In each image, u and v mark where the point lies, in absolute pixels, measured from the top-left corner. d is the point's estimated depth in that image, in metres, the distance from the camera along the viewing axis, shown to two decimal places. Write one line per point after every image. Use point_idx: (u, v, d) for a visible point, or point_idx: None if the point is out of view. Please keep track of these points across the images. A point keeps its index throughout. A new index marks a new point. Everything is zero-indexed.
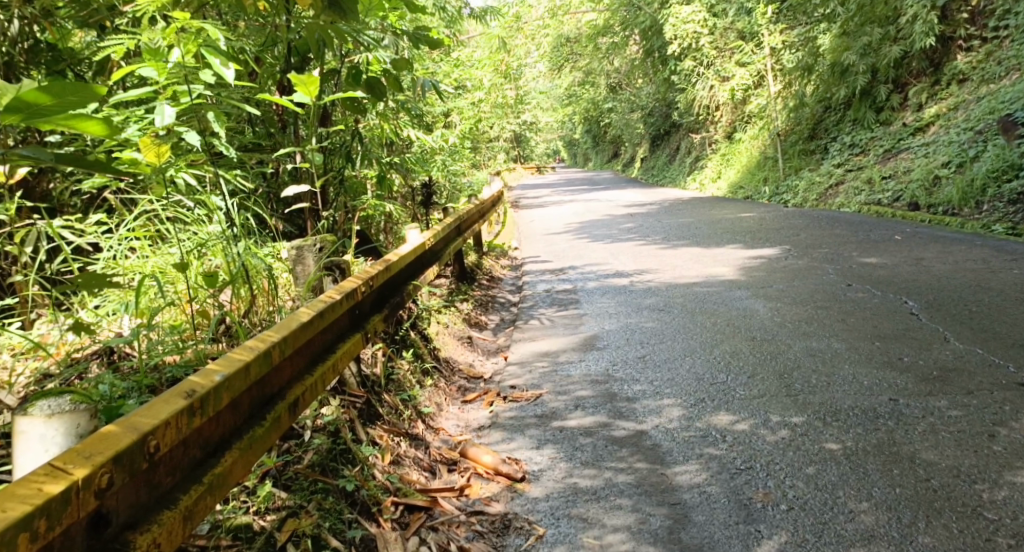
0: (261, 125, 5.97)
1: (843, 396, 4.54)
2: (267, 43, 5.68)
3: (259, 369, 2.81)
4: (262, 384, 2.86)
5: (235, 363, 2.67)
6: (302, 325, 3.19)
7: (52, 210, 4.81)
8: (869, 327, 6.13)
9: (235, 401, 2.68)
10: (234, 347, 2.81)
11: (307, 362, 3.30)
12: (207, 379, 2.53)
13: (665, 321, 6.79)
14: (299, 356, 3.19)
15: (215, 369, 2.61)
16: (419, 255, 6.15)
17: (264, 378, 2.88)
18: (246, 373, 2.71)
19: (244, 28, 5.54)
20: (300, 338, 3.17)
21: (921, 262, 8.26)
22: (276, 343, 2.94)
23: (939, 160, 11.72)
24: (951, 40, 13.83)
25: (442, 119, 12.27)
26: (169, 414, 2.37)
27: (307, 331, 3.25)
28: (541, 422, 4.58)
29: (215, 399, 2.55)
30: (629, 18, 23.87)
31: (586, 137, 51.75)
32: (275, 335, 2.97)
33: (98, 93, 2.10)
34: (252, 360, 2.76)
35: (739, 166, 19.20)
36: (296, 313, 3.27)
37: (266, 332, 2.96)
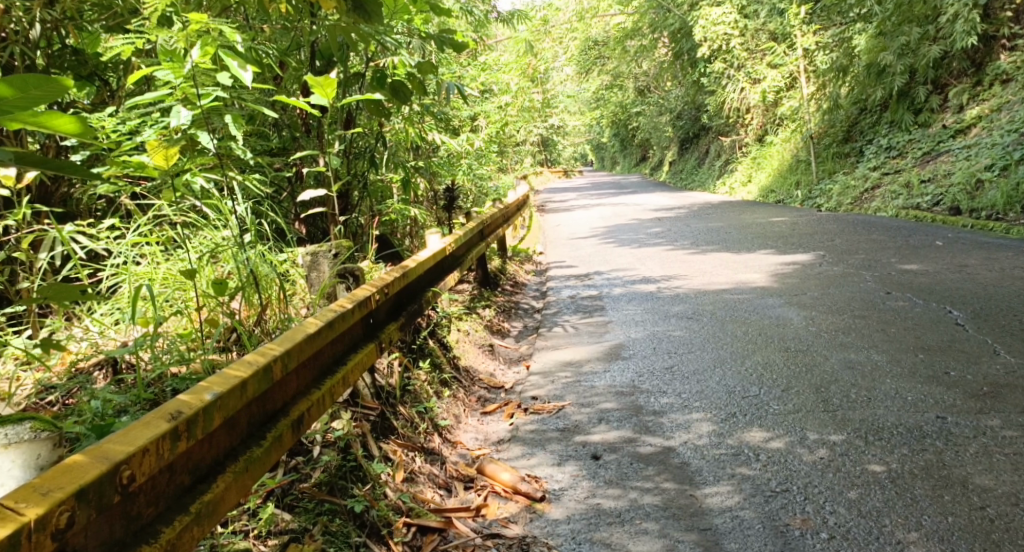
0: (286, 129, 5.83)
1: (886, 414, 4.31)
2: (289, 46, 5.53)
3: (257, 386, 2.64)
4: (262, 400, 2.70)
5: (230, 380, 2.51)
6: (309, 336, 3.02)
7: (67, 215, 4.66)
8: (911, 337, 5.87)
9: (230, 420, 2.51)
10: (232, 362, 2.65)
11: (315, 375, 3.13)
12: (196, 400, 2.37)
13: (694, 330, 6.56)
14: (306, 370, 3.02)
15: (205, 388, 2.45)
16: (440, 261, 5.98)
17: (265, 394, 2.71)
18: (243, 390, 2.55)
19: (266, 31, 5.40)
20: (307, 350, 2.99)
21: (964, 270, 7.96)
22: (278, 357, 2.78)
23: (981, 163, 11.38)
24: (995, 40, 13.46)
25: (468, 122, 12.11)
26: (149, 439, 2.21)
27: (315, 341, 3.07)
28: (563, 437, 4.37)
29: (204, 421, 2.39)
30: (658, 20, 23.60)
31: (614, 141, 51.45)
32: (277, 349, 2.80)
33: (62, 84, 2.02)
34: (250, 376, 2.60)
35: (771, 170, 18.86)
36: (303, 323, 3.09)
37: (267, 345, 2.79)
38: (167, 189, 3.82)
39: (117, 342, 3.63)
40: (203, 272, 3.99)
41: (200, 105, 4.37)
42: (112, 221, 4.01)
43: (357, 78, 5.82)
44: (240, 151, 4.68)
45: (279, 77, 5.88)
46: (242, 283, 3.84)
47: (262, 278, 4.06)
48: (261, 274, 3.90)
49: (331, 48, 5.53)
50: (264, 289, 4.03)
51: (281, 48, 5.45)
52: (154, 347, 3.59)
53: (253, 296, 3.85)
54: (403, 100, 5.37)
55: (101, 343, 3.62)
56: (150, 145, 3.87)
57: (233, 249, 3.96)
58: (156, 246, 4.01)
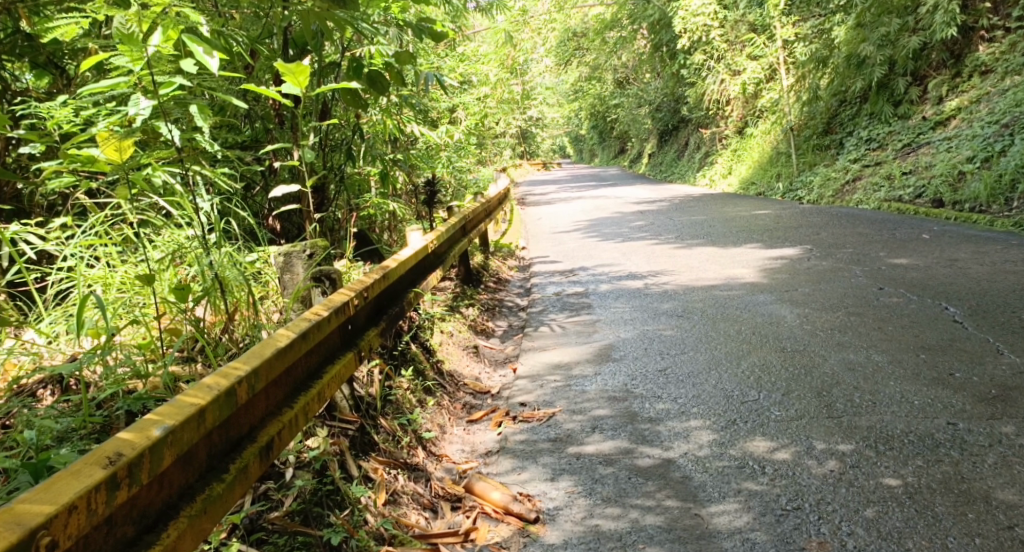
0: (259, 121, 5.52)
1: (894, 420, 4.08)
2: (259, 35, 5.24)
3: (217, 414, 2.39)
4: (225, 427, 2.44)
5: (183, 410, 2.28)
6: (282, 350, 2.75)
7: (20, 212, 4.38)
8: (910, 336, 5.64)
9: (183, 457, 2.27)
10: (190, 386, 2.40)
11: (288, 392, 2.87)
12: (139, 439, 2.15)
13: (686, 329, 6.31)
14: (278, 386, 2.76)
15: (151, 422, 2.21)
16: (421, 259, 5.69)
17: (228, 421, 2.46)
18: (200, 420, 2.31)
19: (237, 19, 5.10)
20: (279, 365, 2.73)
21: (956, 264, 7.76)
22: (244, 376, 2.52)
23: (963, 154, 11.20)
24: (973, 30, 13.28)
25: (447, 114, 11.81)
26: (79, 492, 1.99)
27: (288, 355, 2.80)
28: (555, 448, 4.11)
29: (148, 463, 2.15)
30: (636, 12, 23.32)
31: (591, 133, 51.21)
32: (242, 368, 2.54)
33: None
34: (209, 403, 2.36)
35: (751, 162, 18.69)
36: (275, 334, 2.83)
37: (232, 364, 2.54)
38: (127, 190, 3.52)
39: (64, 356, 3.34)
40: (164, 278, 3.71)
41: (163, 94, 4.07)
42: (66, 222, 3.72)
43: (331, 68, 5.52)
44: (207, 144, 4.37)
45: (251, 66, 5.58)
46: (206, 290, 3.56)
47: (227, 282, 3.78)
48: (231, 279, 3.63)
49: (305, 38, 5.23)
50: (232, 293, 3.76)
51: (251, 35, 5.13)
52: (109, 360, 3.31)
53: (220, 303, 3.57)
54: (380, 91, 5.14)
55: (48, 357, 3.34)
56: (101, 136, 3.49)
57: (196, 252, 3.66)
58: (113, 248, 3.71)
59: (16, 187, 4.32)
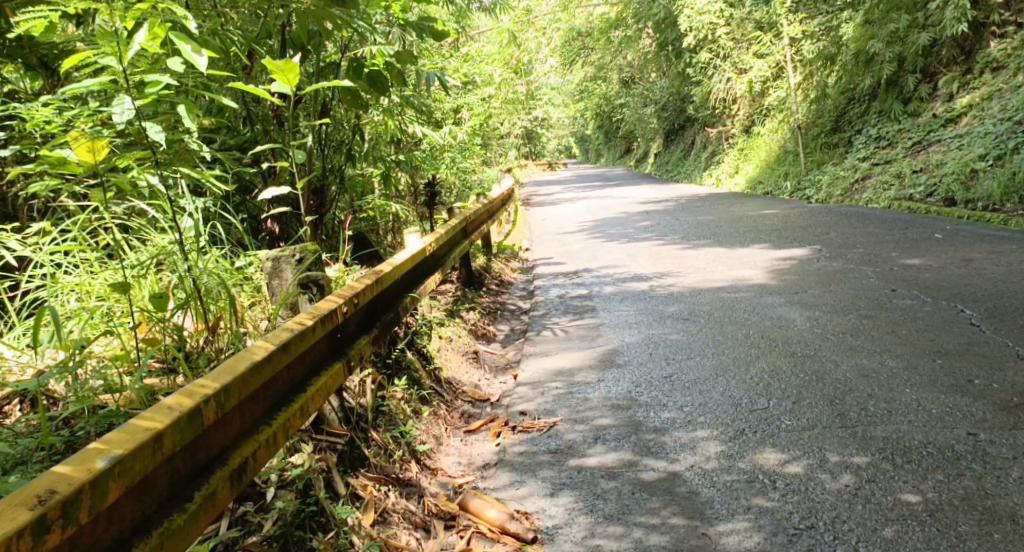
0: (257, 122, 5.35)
1: (912, 430, 3.91)
2: (258, 34, 5.08)
3: (174, 438, 2.32)
4: (185, 451, 2.38)
5: (132, 440, 2.22)
6: (255, 364, 2.66)
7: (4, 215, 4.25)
8: (925, 340, 5.45)
9: (133, 490, 2.22)
10: (147, 411, 2.35)
11: (268, 406, 2.78)
12: (78, 473, 2.10)
13: (692, 333, 6.12)
14: (253, 402, 2.67)
15: (95, 453, 2.15)
16: (418, 262, 5.52)
17: (189, 444, 2.39)
18: (151, 451, 2.25)
19: (234, 17, 4.93)
20: (253, 381, 2.65)
21: (970, 264, 7.56)
22: (207, 396, 2.44)
23: (975, 152, 11.00)
24: (984, 26, 13.06)
25: (450, 114, 11.65)
26: (6, 533, 1.95)
27: (264, 370, 2.71)
28: (555, 461, 3.92)
29: (88, 499, 2.09)
30: (642, 10, 23.12)
31: (597, 134, 50.98)
32: (207, 389, 2.46)
33: None
34: (163, 429, 2.29)
35: (758, 161, 18.49)
36: (253, 346, 2.74)
37: (197, 385, 2.46)
38: (102, 194, 3.35)
39: (30, 370, 3.18)
40: (142, 285, 3.53)
41: (149, 93, 3.87)
42: (41, 226, 3.56)
43: (331, 68, 5.36)
44: (195, 146, 4.17)
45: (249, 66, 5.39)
46: (185, 299, 3.39)
47: (207, 289, 3.58)
48: (212, 287, 3.45)
49: (303, 38, 5.06)
50: (216, 300, 3.59)
51: (249, 35, 4.96)
52: (81, 373, 3.16)
53: (201, 311, 3.39)
54: (380, 92, 5.02)
55: (16, 371, 3.19)
56: (70, 135, 3.31)
57: (174, 258, 3.49)
58: (89, 253, 3.55)
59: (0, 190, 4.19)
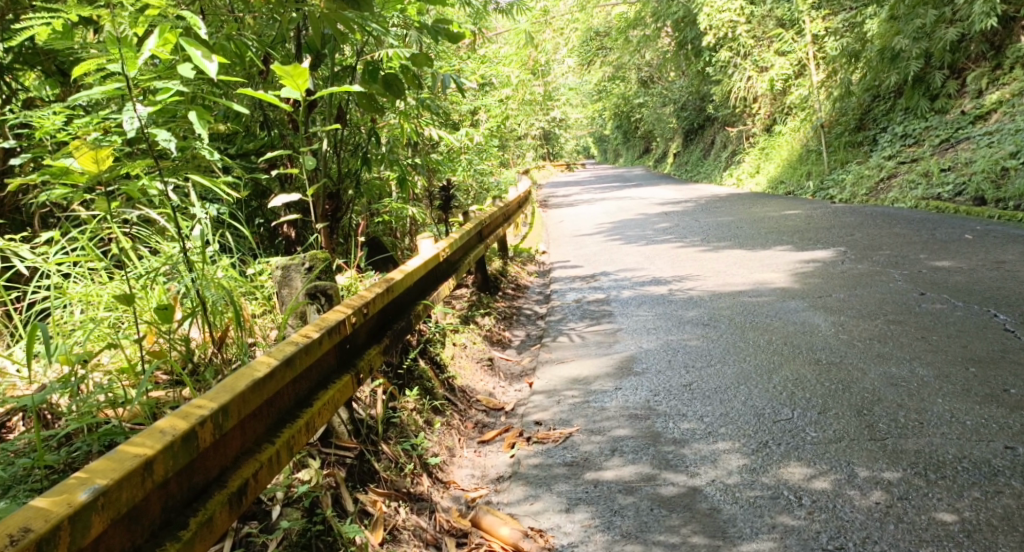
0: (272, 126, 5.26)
1: (946, 444, 3.86)
2: (274, 39, 4.99)
3: (165, 464, 2.29)
4: (178, 477, 2.34)
5: (118, 469, 2.18)
6: (253, 383, 2.62)
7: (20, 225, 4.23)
8: (956, 347, 5.30)
9: (119, 522, 2.17)
10: (136, 437, 2.31)
11: (268, 424, 2.74)
12: (59, 507, 2.06)
13: (712, 339, 5.99)
14: (251, 422, 2.64)
15: (79, 484, 2.12)
16: (433, 268, 5.44)
17: (182, 469, 2.35)
18: (138, 480, 2.21)
19: (251, 22, 4.84)
20: (251, 400, 2.61)
21: (1002, 266, 7.39)
22: (201, 419, 2.41)
23: (1005, 150, 10.81)
24: (1015, 21, 12.80)
25: (468, 116, 11.57)
26: None
27: (262, 390, 2.67)
28: (572, 474, 3.82)
29: (70, 533, 2.05)
30: (661, 9, 22.92)
31: (616, 134, 50.72)
32: (200, 412, 2.43)
33: None
34: (153, 456, 2.26)
35: (780, 160, 18.29)
36: (251, 364, 2.70)
37: (190, 408, 2.43)
38: (108, 206, 3.28)
39: (35, 385, 3.15)
40: (149, 295, 3.45)
41: (158, 100, 3.77)
42: (50, 236, 3.50)
43: (348, 72, 5.25)
44: (206, 152, 4.06)
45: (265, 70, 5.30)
46: (190, 310, 3.30)
47: (213, 300, 3.49)
48: (218, 297, 3.36)
49: (320, 43, 4.98)
50: (222, 310, 3.49)
51: (264, 40, 4.88)
52: (85, 387, 3.12)
53: (207, 323, 3.32)
54: (396, 95, 4.96)
55: (22, 386, 3.16)
56: (73, 145, 3.25)
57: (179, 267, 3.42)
58: (96, 264, 3.50)
59: (16, 199, 4.16)
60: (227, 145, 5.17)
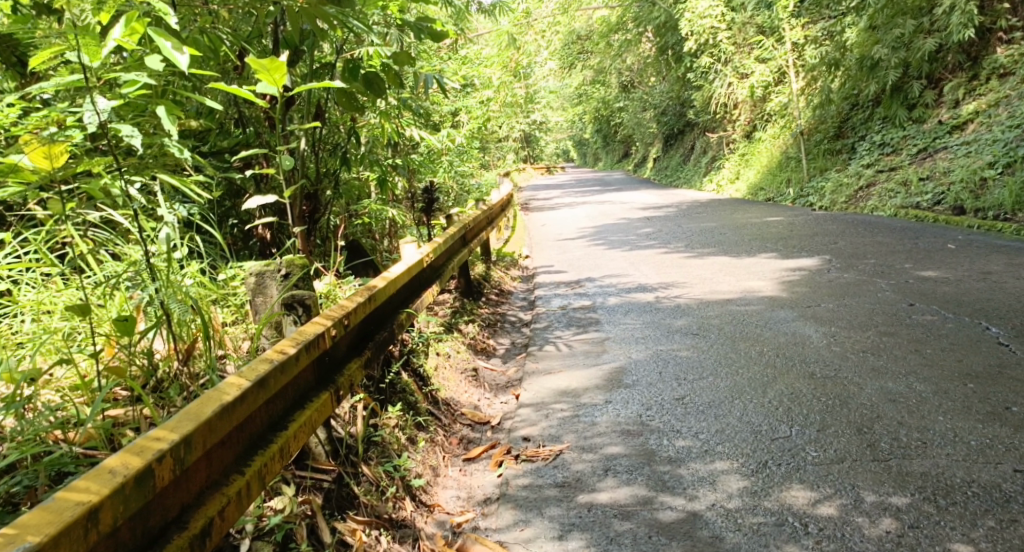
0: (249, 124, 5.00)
1: (953, 466, 3.67)
2: (250, 34, 4.75)
3: (112, 511, 2.08)
4: (129, 522, 2.12)
5: (56, 520, 1.98)
6: (219, 409, 2.40)
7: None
8: (952, 361, 5.12)
9: None
10: (80, 478, 2.11)
11: (238, 451, 2.51)
12: None
13: (703, 349, 5.79)
14: (219, 451, 2.41)
15: (8, 541, 1.91)
16: (415, 274, 5.20)
17: (135, 513, 2.14)
18: (78, 530, 2.00)
19: (224, 14, 4.58)
20: (218, 427, 2.39)
21: (989, 277, 7.25)
22: (157, 456, 2.20)
23: (983, 160, 10.72)
24: (991, 32, 12.74)
25: (448, 118, 11.35)
26: None
27: (230, 417, 2.44)
28: (563, 496, 3.61)
29: None
30: (642, 14, 22.79)
31: (595, 138, 50.62)
32: (156, 447, 2.21)
33: None
34: (97, 503, 2.04)
35: (760, 166, 18.18)
36: (219, 387, 2.48)
37: (144, 442, 2.21)
38: (61, 208, 3.05)
39: None
40: (107, 307, 3.23)
41: (124, 94, 3.51)
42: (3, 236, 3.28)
43: (326, 69, 4.99)
44: (175, 151, 3.79)
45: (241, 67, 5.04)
46: (151, 323, 3.07)
47: (178, 311, 3.25)
48: (182, 309, 3.14)
49: (297, 38, 4.74)
50: (189, 322, 3.26)
51: (239, 35, 4.63)
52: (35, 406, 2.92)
53: (170, 337, 3.10)
54: (377, 94, 4.76)
55: None
56: (23, 138, 3.06)
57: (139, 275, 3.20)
58: (52, 270, 3.28)
59: None
60: (199, 142, 4.91)
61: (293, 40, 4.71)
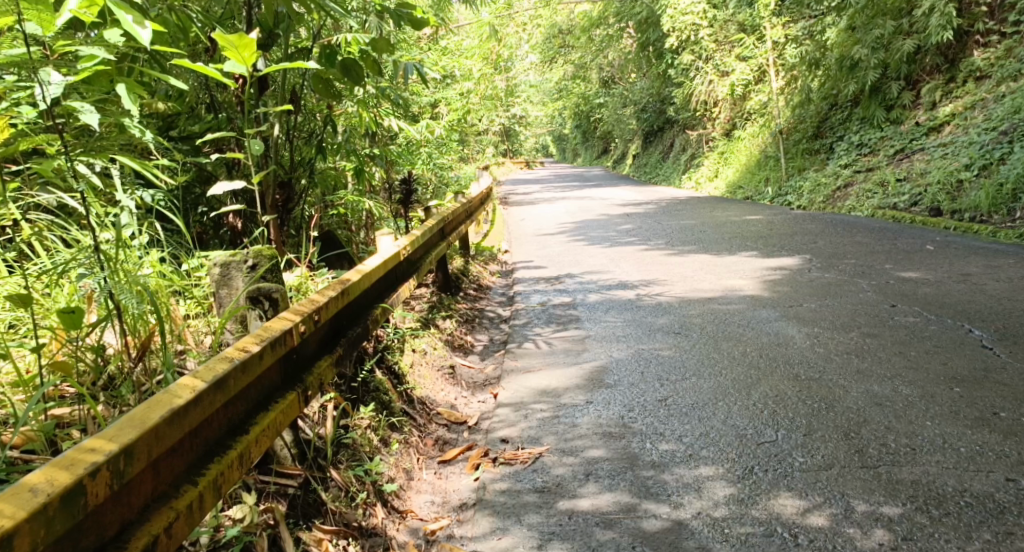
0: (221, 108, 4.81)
1: (945, 474, 3.55)
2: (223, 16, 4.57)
3: (33, 536, 1.90)
4: (55, 546, 1.94)
5: None
6: (169, 414, 2.23)
7: None
8: (937, 364, 5.02)
9: None
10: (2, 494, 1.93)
11: (191, 459, 2.35)
12: None
13: (685, 349, 5.66)
14: (168, 460, 2.24)
15: None
16: (391, 268, 5.01)
17: (63, 536, 1.96)
18: None
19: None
20: (166, 435, 2.22)
21: (969, 279, 7.16)
22: (91, 469, 2.02)
23: (960, 162, 10.66)
24: (968, 35, 12.71)
25: (427, 110, 11.18)
26: None
27: (179, 424, 2.26)
28: (542, 504, 3.47)
29: None
30: (624, 10, 22.67)
31: (575, 134, 50.48)
32: (91, 460, 2.03)
33: None
34: (13, 528, 1.86)
35: (738, 165, 18.11)
36: (171, 389, 2.31)
37: (78, 454, 2.04)
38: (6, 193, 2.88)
39: None
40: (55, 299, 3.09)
41: (83, 71, 3.33)
42: None
43: (302, 54, 4.82)
44: (139, 132, 3.62)
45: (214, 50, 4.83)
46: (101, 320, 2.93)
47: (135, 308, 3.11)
48: (134, 302, 3.00)
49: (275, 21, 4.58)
50: (143, 316, 3.12)
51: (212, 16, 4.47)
52: None
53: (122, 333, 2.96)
54: (354, 82, 4.53)
55: None
56: None
57: (89, 264, 3.06)
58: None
59: None
60: (168, 126, 4.71)
61: (267, 24, 4.54)
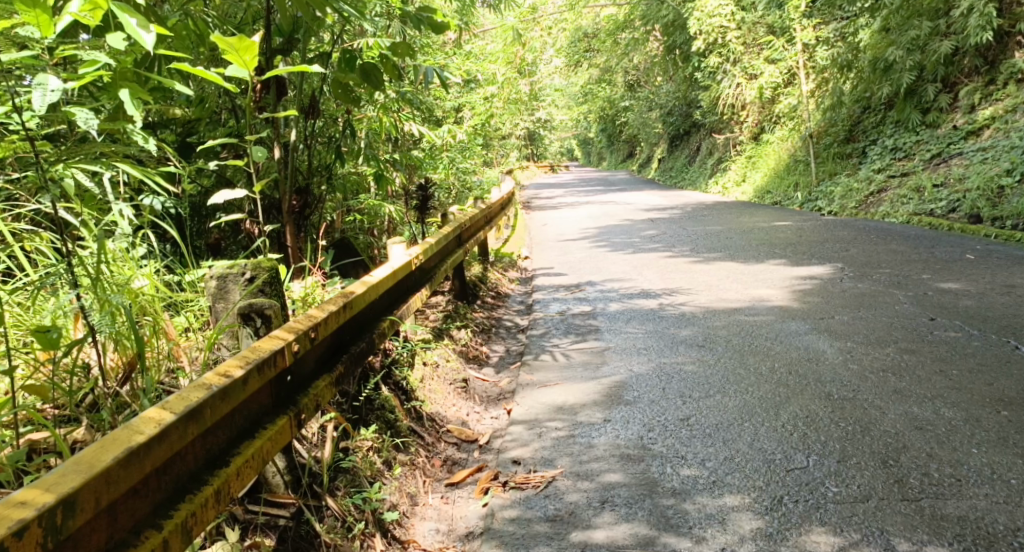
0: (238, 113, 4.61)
1: (995, 510, 3.28)
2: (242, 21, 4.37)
3: None
4: None
5: None
6: (123, 455, 2.07)
7: None
8: (981, 384, 4.72)
9: None
10: None
11: (157, 500, 2.19)
12: None
13: (709, 364, 5.39)
14: (127, 504, 2.09)
15: None
16: (402, 278, 4.79)
17: None
18: None
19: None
20: (120, 478, 2.06)
21: (1013, 291, 6.85)
22: (21, 525, 1.87)
23: (1001, 167, 10.31)
24: (1009, 35, 12.30)
25: (449, 113, 10.96)
26: None
27: (136, 464, 2.10)
28: (554, 535, 3.24)
29: None
30: (651, 12, 22.35)
31: (599, 137, 50.13)
32: (22, 514, 1.88)
33: None
34: None
35: (767, 169, 17.74)
36: (132, 425, 2.16)
37: (11, 507, 1.89)
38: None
39: None
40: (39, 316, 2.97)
41: (85, 77, 3.11)
42: None
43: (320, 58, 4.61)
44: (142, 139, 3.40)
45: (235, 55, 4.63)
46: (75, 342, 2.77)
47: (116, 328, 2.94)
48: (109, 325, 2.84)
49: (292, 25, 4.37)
50: (125, 336, 2.96)
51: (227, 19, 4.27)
52: None
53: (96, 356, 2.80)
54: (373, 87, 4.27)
55: None
56: None
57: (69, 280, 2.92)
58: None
59: None
60: (189, 132, 4.56)
61: (285, 28, 4.34)
